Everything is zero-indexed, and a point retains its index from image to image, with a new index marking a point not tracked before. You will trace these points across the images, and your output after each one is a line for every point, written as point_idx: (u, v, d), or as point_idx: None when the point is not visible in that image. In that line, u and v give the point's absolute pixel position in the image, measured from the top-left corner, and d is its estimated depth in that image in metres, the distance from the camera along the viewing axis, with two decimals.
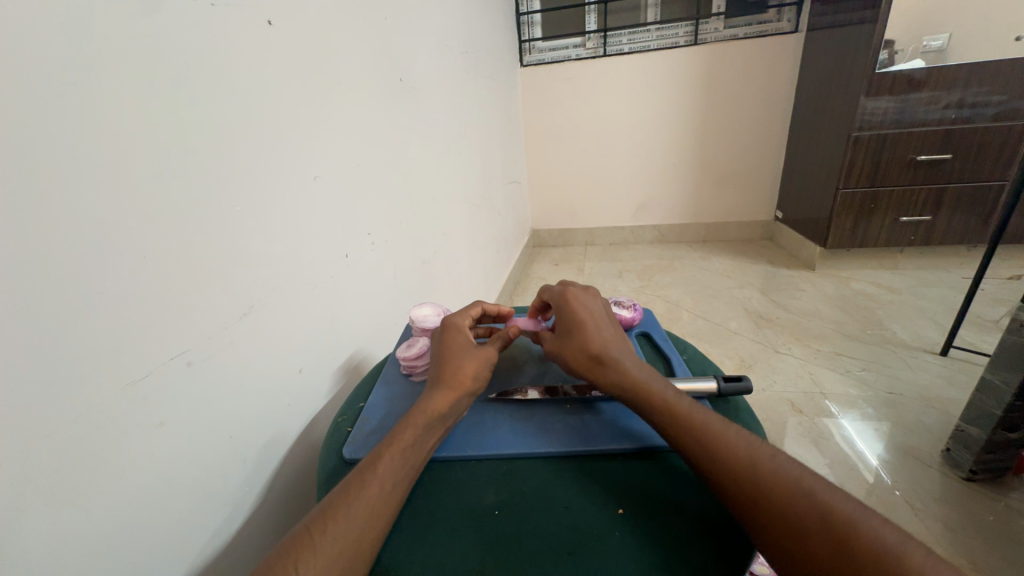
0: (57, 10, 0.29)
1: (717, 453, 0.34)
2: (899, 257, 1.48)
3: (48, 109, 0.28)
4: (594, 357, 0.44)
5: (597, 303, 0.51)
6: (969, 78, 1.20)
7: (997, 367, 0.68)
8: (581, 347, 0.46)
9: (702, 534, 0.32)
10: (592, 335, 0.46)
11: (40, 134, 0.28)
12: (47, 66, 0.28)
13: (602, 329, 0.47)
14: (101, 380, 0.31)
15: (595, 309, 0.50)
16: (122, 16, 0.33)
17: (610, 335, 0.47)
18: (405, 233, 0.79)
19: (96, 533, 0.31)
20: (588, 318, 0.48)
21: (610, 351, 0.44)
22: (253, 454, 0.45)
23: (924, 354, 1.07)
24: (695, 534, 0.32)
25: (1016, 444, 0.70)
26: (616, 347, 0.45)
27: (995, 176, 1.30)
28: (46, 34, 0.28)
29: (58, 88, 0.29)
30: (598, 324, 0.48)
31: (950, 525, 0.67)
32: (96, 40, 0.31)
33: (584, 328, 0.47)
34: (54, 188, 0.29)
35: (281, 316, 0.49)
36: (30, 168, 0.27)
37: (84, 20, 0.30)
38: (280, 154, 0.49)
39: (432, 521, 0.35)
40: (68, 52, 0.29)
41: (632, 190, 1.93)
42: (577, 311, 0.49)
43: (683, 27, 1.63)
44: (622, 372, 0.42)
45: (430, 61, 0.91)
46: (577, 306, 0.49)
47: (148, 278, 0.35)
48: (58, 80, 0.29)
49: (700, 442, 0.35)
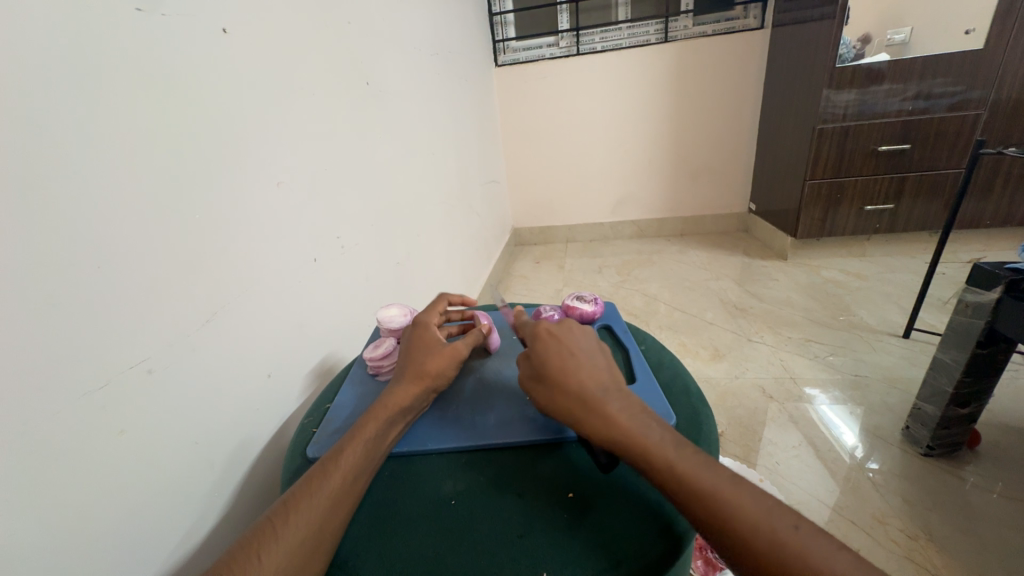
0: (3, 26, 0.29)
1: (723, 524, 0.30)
2: (866, 244, 1.54)
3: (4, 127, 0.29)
4: (577, 401, 0.37)
5: (570, 332, 0.42)
6: (924, 71, 1.26)
7: (947, 346, 0.72)
8: (564, 391, 0.37)
9: (643, 512, 0.34)
10: (581, 374, 0.38)
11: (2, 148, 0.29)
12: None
13: (584, 364, 0.39)
14: (60, 390, 0.32)
15: (565, 344, 0.40)
16: (76, 31, 0.33)
17: (601, 371, 0.39)
18: (378, 234, 0.80)
19: (58, 543, 0.31)
20: (566, 351, 0.40)
21: (598, 393, 0.37)
22: (221, 460, 0.45)
23: (888, 337, 1.11)
24: (641, 513, 0.34)
25: (968, 418, 0.73)
26: (600, 384, 0.37)
27: (952, 164, 1.35)
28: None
29: (12, 103, 0.29)
30: (581, 361, 0.39)
31: (909, 498, 0.71)
32: (53, 57, 0.32)
33: (563, 367, 0.38)
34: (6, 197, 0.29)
35: (247, 321, 0.49)
36: None
37: (38, 35, 0.31)
38: (244, 161, 0.50)
39: (392, 514, 0.37)
40: (23, 67, 0.30)
41: (609, 187, 1.96)
42: (550, 347, 0.40)
43: (653, 25, 1.66)
44: (608, 416, 0.35)
45: (398, 64, 0.92)
46: (545, 345, 0.40)
47: (103, 287, 0.35)
48: (11, 94, 0.29)
49: (701, 507, 0.31)
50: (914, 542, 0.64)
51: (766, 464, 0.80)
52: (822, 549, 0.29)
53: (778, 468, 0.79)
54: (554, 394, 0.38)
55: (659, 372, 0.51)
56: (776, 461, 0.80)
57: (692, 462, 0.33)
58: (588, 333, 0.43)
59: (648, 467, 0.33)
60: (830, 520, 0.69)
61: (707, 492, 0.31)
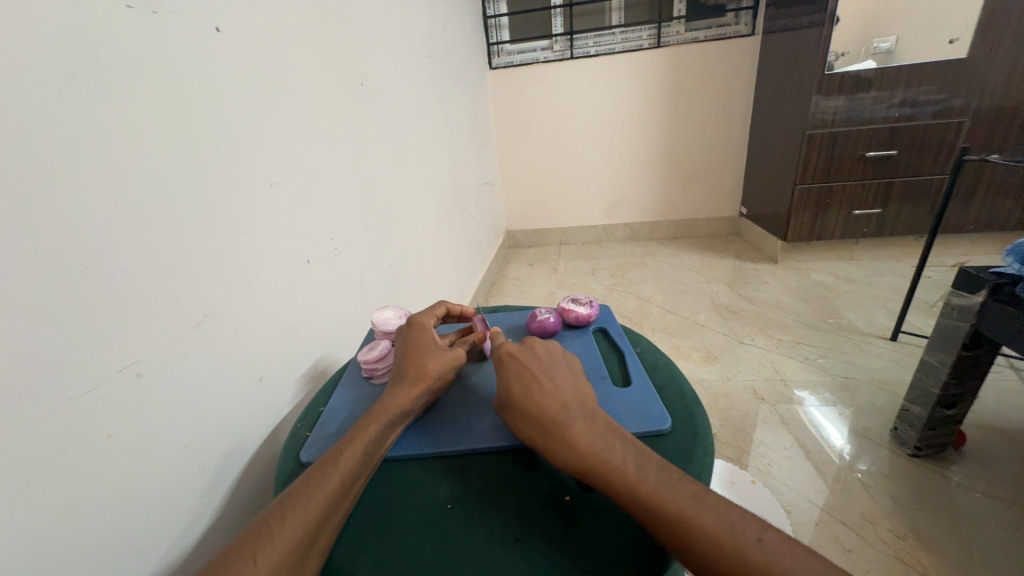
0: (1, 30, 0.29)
1: (676, 533, 0.31)
2: (854, 248, 1.56)
3: (3, 129, 0.29)
4: (541, 426, 0.38)
5: (539, 357, 0.43)
6: (910, 79, 1.28)
7: (934, 348, 0.73)
8: (527, 415, 0.39)
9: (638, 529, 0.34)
10: (543, 397, 0.39)
11: (4, 151, 0.29)
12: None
13: (546, 385, 0.40)
14: (44, 394, 0.31)
15: (530, 366, 0.42)
16: (76, 32, 0.34)
17: (562, 393, 0.40)
18: (370, 236, 0.79)
19: (46, 552, 0.31)
20: (528, 374, 0.41)
21: (559, 415, 0.38)
22: (212, 464, 0.44)
23: (876, 339, 1.13)
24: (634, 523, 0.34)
25: (954, 420, 0.75)
26: (561, 406, 0.38)
27: (938, 170, 1.38)
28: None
29: (14, 104, 0.29)
30: (544, 382, 0.40)
31: (897, 499, 0.72)
32: (52, 59, 0.32)
33: (525, 392, 0.40)
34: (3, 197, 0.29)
35: (239, 322, 0.49)
36: None
37: (38, 38, 0.31)
38: (238, 164, 0.49)
39: (388, 518, 0.36)
40: (23, 67, 0.30)
41: (603, 190, 1.97)
42: (513, 371, 0.42)
43: (646, 30, 1.67)
44: (569, 439, 0.36)
45: (392, 64, 0.91)
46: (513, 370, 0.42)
47: (93, 289, 0.34)
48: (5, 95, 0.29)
49: (647, 510, 0.32)
50: (902, 541, 0.65)
51: (758, 466, 0.80)
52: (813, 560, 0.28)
53: (769, 470, 0.79)
54: (521, 418, 0.40)
55: (654, 375, 0.52)
56: (768, 463, 0.81)
57: (652, 478, 0.33)
58: (552, 351, 0.45)
59: (602, 481, 0.34)
60: (820, 521, 0.70)
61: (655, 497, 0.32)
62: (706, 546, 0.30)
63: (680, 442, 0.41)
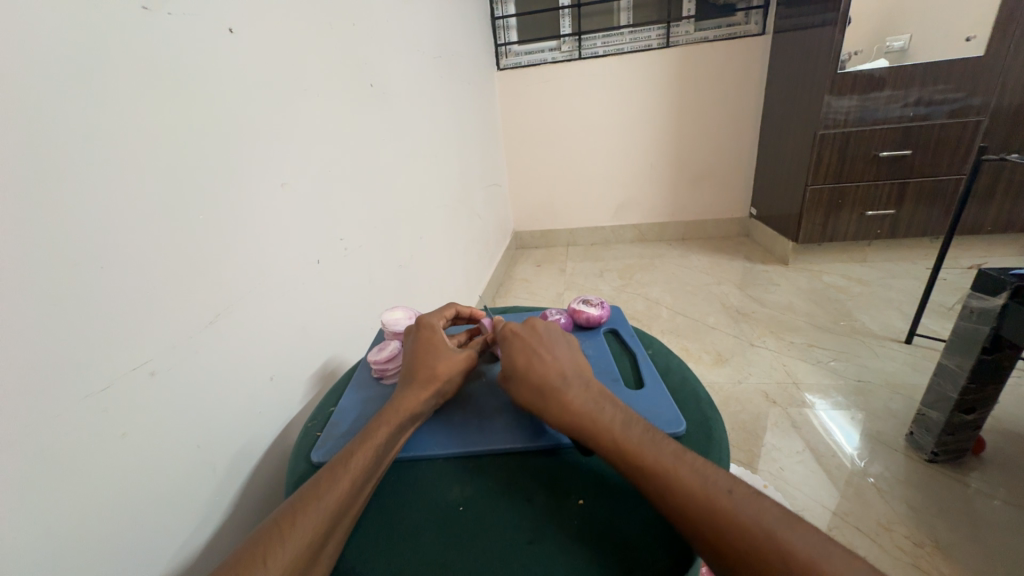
0: (22, 33, 0.29)
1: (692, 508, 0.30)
2: (868, 249, 1.54)
3: (24, 134, 0.29)
4: (541, 392, 0.40)
5: (545, 336, 0.45)
6: (926, 77, 1.26)
7: (951, 351, 0.72)
8: (528, 383, 0.41)
9: (659, 535, 0.33)
10: (544, 366, 0.41)
11: (24, 154, 0.29)
12: (16, 85, 0.29)
13: (547, 358, 0.42)
14: (62, 388, 0.31)
15: (534, 344, 0.43)
16: (95, 36, 0.34)
17: (562, 364, 0.42)
18: (379, 237, 0.79)
19: (60, 548, 0.31)
20: (531, 347, 0.43)
21: (557, 382, 0.40)
22: (223, 463, 0.44)
23: (890, 342, 1.11)
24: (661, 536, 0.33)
25: (972, 424, 0.73)
26: (560, 374, 0.40)
27: (954, 170, 1.35)
28: (18, 52, 0.29)
29: (33, 106, 0.30)
30: (545, 356, 0.42)
31: (914, 505, 0.70)
32: (69, 60, 0.32)
33: (528, 363, 0.42)
34: (23, 196, 0.29)
35: (251, 322, 0.49)
36: (12, 186, 0.29)
37: (50, 39, 0.31)
38: (251, 164, 0.50)
39: (398, 520, 0.36)
40: (38, 69, 0.30)
41: (611, 191, 1.96)
42: (516, 346, 0.43)
43: (655, 30, 1.66)
44: (582, 419, 0.37)
45: (402, 66, 0.92)
46: (518, 349, 0.43)
47: (106, 288, 0.34)
48: (23, 96, 0.29)
49: (669, 499, 0.31)
50: (920, 549, 0.64)
51: (770, 470, 0.79)
52: (839, 564, 0.28)
53: (782, 474, 0.78)
54: (523, 389, 0.41)
55: (667, 376, 0.51)
56: (780, 467, 0.80)
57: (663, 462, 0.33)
58: (553, 331, 0.46)
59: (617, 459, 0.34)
60: (834, 527, 0.68)
61: (682, 497, 0.31)
62: (724, 533, 0.29)
63: (694, 446, 0.41)
